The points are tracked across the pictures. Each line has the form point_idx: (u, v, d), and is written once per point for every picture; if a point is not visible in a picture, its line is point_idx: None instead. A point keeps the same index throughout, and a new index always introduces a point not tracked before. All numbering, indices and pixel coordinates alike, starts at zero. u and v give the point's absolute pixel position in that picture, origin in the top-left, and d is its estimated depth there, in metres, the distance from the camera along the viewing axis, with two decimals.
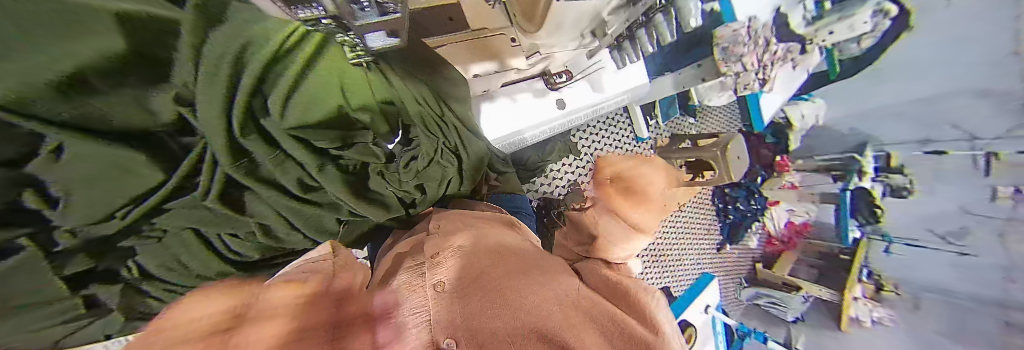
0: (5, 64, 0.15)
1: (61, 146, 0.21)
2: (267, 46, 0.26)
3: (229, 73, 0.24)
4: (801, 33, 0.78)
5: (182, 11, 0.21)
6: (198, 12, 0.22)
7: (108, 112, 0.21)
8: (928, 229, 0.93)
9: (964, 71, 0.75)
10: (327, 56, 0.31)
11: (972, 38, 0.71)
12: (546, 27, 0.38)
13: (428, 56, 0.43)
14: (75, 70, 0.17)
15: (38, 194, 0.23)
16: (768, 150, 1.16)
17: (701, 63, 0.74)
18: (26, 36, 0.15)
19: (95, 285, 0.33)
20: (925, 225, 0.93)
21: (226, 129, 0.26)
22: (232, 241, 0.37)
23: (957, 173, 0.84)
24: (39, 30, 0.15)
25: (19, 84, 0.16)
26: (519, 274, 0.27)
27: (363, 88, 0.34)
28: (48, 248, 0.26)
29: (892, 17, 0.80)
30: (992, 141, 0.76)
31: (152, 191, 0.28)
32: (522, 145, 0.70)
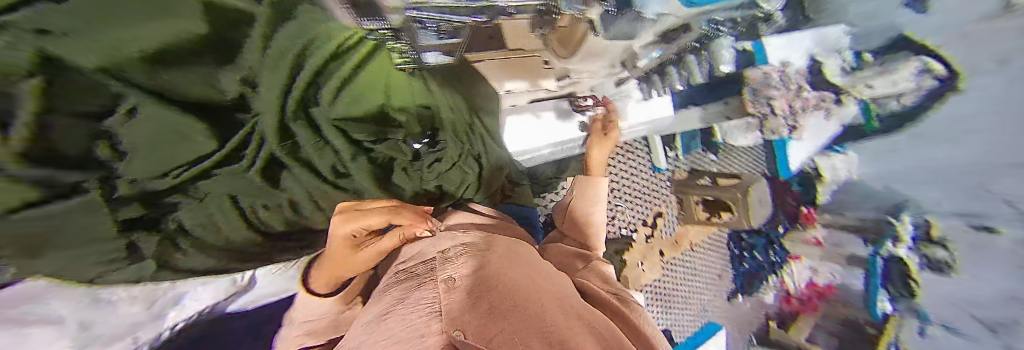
0: (96, 36, 0.19)
1: (135, 108, 0.24)
2: (329, 46, 0.37)
3: (291, 59, 0.33)
4: (834, 83, 0.63)
5: (259, 5, 0.30)
6: (270, 7, 0.31)
7: (182, 84, 0.26)
8: (971, 314, 0.66)
9: (959, 141, 0.55)
10: (371, 64, 0.42)
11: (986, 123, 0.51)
12: (579, 52, 0.48)
13: (466, 75, 0.53)
14: (153, 51, 0.23)
15: (109, 144, 0.24)
16: (791, 198, 0.91)
17: (726, 101, 0.74)
18: (114, 17, 0.20)
19: (140, 233, 0.33)
20: (967, 309, 0.66)
21: (280, 107, 0.34)
22: (262, 211, 0.41)
23: (996, 256, 0.59)
24: (125, 10, 0.20)
25: (108, 55, 0.20)
26: (529, 280, 0.26)
27: (404, 92, 0.46)
28: (109, 194, 0.27)
29: (937, 77, 0.52)
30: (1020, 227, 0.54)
31: (205, 156, 0.31)
32: (539, 159, 0.69)
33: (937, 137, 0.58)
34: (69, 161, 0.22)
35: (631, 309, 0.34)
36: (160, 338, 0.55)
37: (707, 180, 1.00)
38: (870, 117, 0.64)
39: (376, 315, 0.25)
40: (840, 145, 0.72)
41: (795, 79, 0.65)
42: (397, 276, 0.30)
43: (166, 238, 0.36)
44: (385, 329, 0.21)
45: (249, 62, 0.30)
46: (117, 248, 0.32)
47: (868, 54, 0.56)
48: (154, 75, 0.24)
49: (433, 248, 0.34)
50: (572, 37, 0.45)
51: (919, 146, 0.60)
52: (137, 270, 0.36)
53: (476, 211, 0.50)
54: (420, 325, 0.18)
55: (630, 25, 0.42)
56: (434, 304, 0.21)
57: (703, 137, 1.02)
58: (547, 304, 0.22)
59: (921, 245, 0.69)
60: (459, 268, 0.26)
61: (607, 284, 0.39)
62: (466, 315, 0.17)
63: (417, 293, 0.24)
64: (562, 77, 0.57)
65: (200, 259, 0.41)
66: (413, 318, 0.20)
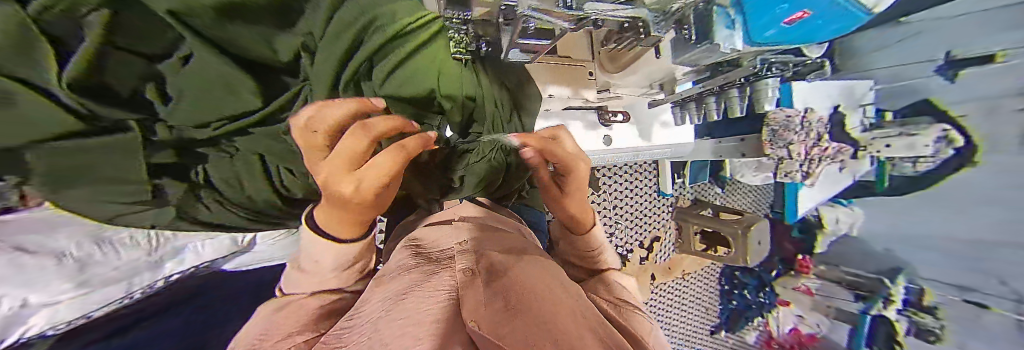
0: None
1: (189, 55, 0.26)
2: (394, 24, 0.31)
3: (358, 28, 0.29)
4: (855, 136, 0.76)
5: None
6: None
7: (237, 44, 0.26)
8: None
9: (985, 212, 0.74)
10: (436, 44, 0.35)
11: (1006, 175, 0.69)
12: (626, 70, 0.48)
13: (525, 73, 0.46)
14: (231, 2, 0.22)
15: (157, 87, 0.27)
16: (792, 246, 1.03)
17: (744, 137, 0.67)
18: None
19: (168, 179, 0.35)
20: None
21: (334, 75, 0.31)
22: (287, 176, 0.40)
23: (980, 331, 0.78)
24: None
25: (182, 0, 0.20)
26: (553, 281, 0.22)
27: (454, 79, 0.37)
28: (147, 136, 0.30)
29: (956, 146, 0.72)
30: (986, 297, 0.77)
31: (249, 113, 0.32)
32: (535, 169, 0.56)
33: (958, 201, 0.77)
34: (116, 99, 0.25)
35: (645, 323, 0.28)
36: (154, 285, 0.52)
37: (710, 211, 1.01)
38: (884, 176, 0.84)
39: (382, 290, 0.21)
40: (847, 199, 0.95)
41: (817, 126, 0.67)
42: (412, 258, 0.27)
43: (190, 190, 0.38)
44: (390, 301, 0.17)
45: (309, 27, 0.29)
46: (143, 192, 0.34)
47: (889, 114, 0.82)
48: (217, 29, 0.24)
49: (450, 238, 0.30)
50: (621, 57, 0.47)
51: (925, 206, 0.82)
52: (159, 216, 0.38)
53: (494, 209, 0.45)
54: (434, 305, 0.14)
55: (702, 55, 0.41)
56: (449, 290, 0.17)
57: (713, 168, 0.99)
58: (582, 306, 0.18)
59: (914, 310, 0.88)
60: (481, 261, 0.22)
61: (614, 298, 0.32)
62: (489, 299, 0.13)
63: (430, 279, 0.20)
64: (602, 90, 0.53)
65: (218, 216, 0.41)
66: (424, 300, 0.15)
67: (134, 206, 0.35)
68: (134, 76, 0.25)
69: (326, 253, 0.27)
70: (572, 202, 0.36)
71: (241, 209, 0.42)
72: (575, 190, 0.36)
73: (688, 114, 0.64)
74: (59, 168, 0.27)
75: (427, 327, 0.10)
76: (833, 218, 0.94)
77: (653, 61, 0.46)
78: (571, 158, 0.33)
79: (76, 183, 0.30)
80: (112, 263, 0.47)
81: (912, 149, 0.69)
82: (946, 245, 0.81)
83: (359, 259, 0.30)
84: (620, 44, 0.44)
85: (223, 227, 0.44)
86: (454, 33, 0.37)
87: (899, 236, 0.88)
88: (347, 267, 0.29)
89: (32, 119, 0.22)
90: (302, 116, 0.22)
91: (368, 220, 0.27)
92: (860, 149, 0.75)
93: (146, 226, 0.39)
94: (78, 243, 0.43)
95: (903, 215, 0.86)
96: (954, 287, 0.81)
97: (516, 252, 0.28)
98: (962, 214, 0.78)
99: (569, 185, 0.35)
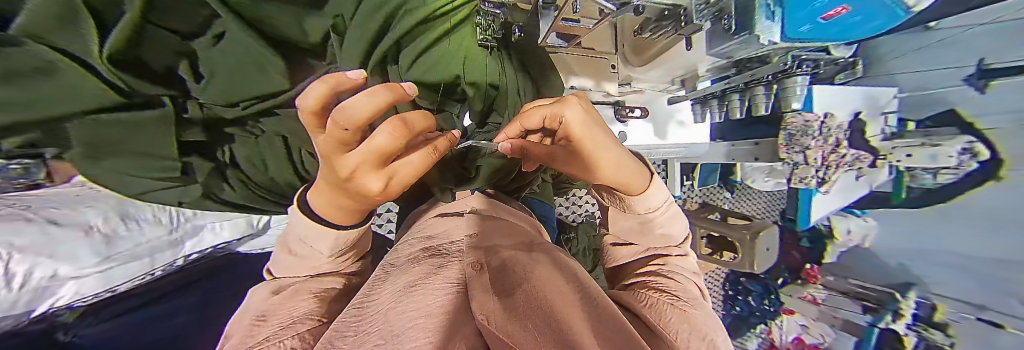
0: None
1: (219, 34, 0.28)
2: (423, 8, 0.32)
3: (386, 13, 0.31)
4: (876, 144, 0.70)
5: None
6: None
7: (263, 24, 0.28)
8: None
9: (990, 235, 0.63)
10: (462, 31, 0.36)
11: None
12: (652, 63, 0.48)
13: (548, 60, 0.43)
14: None
15: (189, 65, 0.29)
16: (799, 254, 0.99)
17: (759, 141, 0.66)
18: None
19: (194, 157, 0.37)
20: None
21: (364, 57, 0.31)
22: (308, 160, 0.40)
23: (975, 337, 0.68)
24: None
25: None
26: (560, 270, 0.21)
27: (480, 67, 0.37)
28: (180, 110, 0.33)
29: (981, 160, 0.62)
30: (985, 310, 0.67)
31: (275, 94, 0.34)
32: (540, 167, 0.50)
33: (966, 216, 0.67)
34: (154, 75, 0.27)
35: (693, 324, 0.23)
36: (175, 263, 0.57)
37: (716, 215, 0.97)
38: (901, 188, 0.76)
39: (391, 281, 0.20)
40: (862, 209, 0.86)
41: (836, 132, 0.65)
42: (421, 251, 0.26)
43: (215, 169, 0.39)
44: (396, 294, 0.17)
45: (338, 10, 0.31)
46: (173, 167, 0.36)
47: (912, 124, 0.71)
48: (252, 6, 0.26)
49: (458, 229, 0.30)
50: (647, 49, 0.47)
51: (938, 224, 0.72)
52: (187, 193, 0.40)
53: (504, 201, 0.45)
54: (439, 301, 0.13)
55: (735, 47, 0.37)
56: (457, 283, 0.16)
57: (723, 171, 0.97)
58: (596, 295, 0.17)
59: (921, 325, 0.77)
60: (490, 254, 0.21)
61: (645, 290, 0.29)
62: (496, 297, 0.12)
63: (439, 272, 0.20)
64: (624, 84, 0.53)
65: (238, 196, 0.42)
66: (434, 293, 0.15)
67: (165, 182, 0.37)
68: (171, 51, 0.27)
69: (324, 237, 0.26)
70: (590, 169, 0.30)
71: (261, 190, 0.43)
72: (582, 157, 0.28)
73: (709, 111, 0.64)
74: (96, 138, 0.30)
75: (431, 326, 0.09)
76: (844, 230, 0.87)
77: (684, 54, 0.44)
78: (547, 114, 0.25)
79: (112, 153, 0.32)
80: (137, 239, 0.51)
81: (933, 159, 0.65)
82: (958, 261, 0.70)
83: (353, 245, 0.30)
84: (657, 33, 0.41)
85: (246, 208, 0.46)
86: (483, 20, 0.36)
87: (911, 252, 0.78)
88: (340, 253, 0.29)
89: (75, 87, 0.26)
90: (309, 97, 0.13)
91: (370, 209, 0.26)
92: (880, 158, 0.70)
93: (174, 202, 0.41)
94: (104, 218, 0.49)
95: (914, 239, 0.77)
96: (971, 305, 0.68)
97: (526, 244, 0.27)
98: (982, 238, 0.65)
99: (572, 154, 0.28)
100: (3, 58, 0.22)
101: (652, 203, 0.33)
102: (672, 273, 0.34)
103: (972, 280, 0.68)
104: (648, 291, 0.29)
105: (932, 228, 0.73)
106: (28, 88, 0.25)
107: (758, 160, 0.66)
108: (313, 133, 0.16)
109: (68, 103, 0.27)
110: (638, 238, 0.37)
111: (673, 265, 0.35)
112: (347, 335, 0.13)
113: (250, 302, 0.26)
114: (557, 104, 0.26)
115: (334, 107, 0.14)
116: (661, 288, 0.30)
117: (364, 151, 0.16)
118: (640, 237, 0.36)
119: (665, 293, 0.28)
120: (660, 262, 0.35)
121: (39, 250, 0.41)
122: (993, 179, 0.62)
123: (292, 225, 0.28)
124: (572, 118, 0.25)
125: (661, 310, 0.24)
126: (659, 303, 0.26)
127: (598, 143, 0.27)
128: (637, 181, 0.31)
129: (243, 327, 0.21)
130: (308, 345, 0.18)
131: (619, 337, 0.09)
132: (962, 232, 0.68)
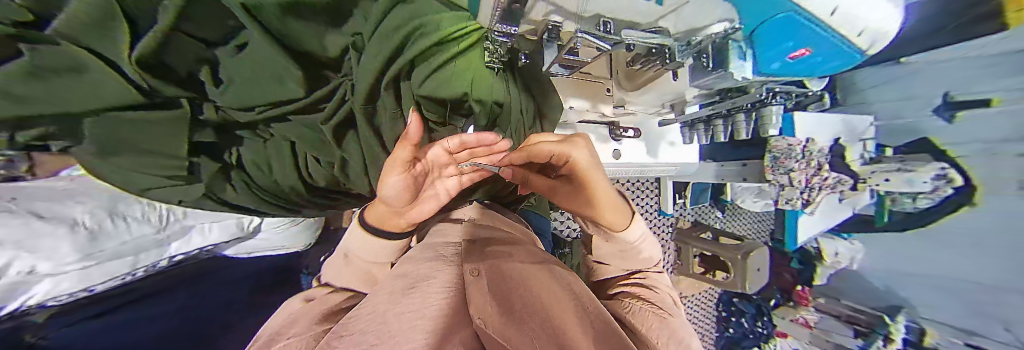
0: None
1: (243, 45, 0.31)
2: (436, 31, 0.34)
3: (404, 34, 0.33)
4: (855, 169, 0.70)
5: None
6: None
7: (286, 38, 0.30)
8: None
9: (978, 260, 0.68)
10: (471, 53, 0.37)
11: (1012, 231, 0.62)
12: (642, 88, 0.51)
13: (549, 82, 0.44)
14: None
15: (210, 72, 0.31)
16: (789, 275, 0.97)
17: (746, 162, 0.70)
18: None
19: (204, 156, 0.40)
20: None
21: (378, 70, 0.34)
22: (314, 163, 0.45)
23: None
24: None
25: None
26: (554, 277, 0.22)
27: (487, 85, 0.38)
28: (195, 112, 0.36)
29: (956, 185, 0.65)
30: (978, 337, 0.70)
31: (290, 102, 0.37)
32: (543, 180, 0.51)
33: (951, 241, 0.71)
34: (176, 77, 0.30)
35: (670, 329, 0.24)
36: (156, 265, 0.59)
37: (709, 235, 0.97)
38: (884, 214, 0.76)
39: (389, 281, 0.21)
40: (849, 233, 0.88)
41: (817, 156, 0.66)
42: (421, 251, 0.27)
43: (222, 170, 0.42)
44: (394, 295, 0.17)
45: (358, 29, 0.33)
46: (181, 166, 0.38)
47: (890, 148, 0.74)
48: (281, 24, 0.28)
49: (457, 234, 0.32)
50: (639, 76, 0.49)
51: (920, 252, 0.76)
52: (188, 192, 0.41)
53: (500, 213, 0.46)
54: (439, 304, 0.14)
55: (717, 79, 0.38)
56: (453, 288, 0.17)
57: (713, 191, 0.98)
58: (589, 302, 0.18)
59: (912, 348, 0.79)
60: (486, 260, 0.22)
61: (629, 299, 0.30)
62: (494, 302, 0.13)
63: (436, 274, 0.20)
64: (619, 106, 0.55)
65: (240, 197, 0.44)
66: (432, 295, 0.16)
67: (168, 180, 0.38)
68: (193, 58, 0.29)
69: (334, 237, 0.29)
70: (585, 202, 0.31)
71: (264, 191, 0.46)
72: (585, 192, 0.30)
73: (697, 134, 0.67)
74: (107, 138, 0.32)
75: (428, 329, 0.10)
76: (833, 252, 0.88)
77: (670, 84, 0.46)
78: (559, 151, 0.27)
79: (110, 149, 0.33)
80: (122, 238, 0.50)
81: (911, 184, 0.65)
82: (945, 284, 0.74)
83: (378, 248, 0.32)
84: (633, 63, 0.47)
85: (242, 209, 0.47)
86: (491, 46, 0.36)
87: (897, 276, 0.82)
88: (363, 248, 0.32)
89: (96, 85, 0.28)
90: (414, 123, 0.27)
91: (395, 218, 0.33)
92: (861, 181, 0.69)
93: (171, 202, 0.42)
94: (91, 213, 0.47)
95: (900, 265, 0.81)
96: (955, 329, 0.74)
97: (522, 251, 0.28)
98: (966, 263, 0.70)
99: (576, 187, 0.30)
100: (44, 57, 0.24)
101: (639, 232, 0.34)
102: (654, 286, 0.35)
103: (966, 308, 0.71)
104: (630, 300, 0.30)
105: (923, 254, 0.76)
106: (52, 88, 0.26)
107: (747, 180, 0.69)
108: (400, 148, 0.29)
109: (81, 103, 0.28)
110: (616, 260, 0.37)
111: (653, 279, 0.37)
112: (343, 335, 0.14)
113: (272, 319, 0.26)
114: (568, 143, 0.28)
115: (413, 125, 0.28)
116: (644, 299, 0.31)
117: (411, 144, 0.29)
118: (619, 260, 0.37)
119: (648, 303, 0.29)
120: (642, 276, 0.37)
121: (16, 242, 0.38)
122: (968, 204, 0.67)
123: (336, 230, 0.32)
124: (580, 159, 0.27)
125: (640, 316, 0.25)
126: (641, 309, 0.28)
127: (597, 185, 0.29)
128: (620, 217, 0.33)
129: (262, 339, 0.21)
130: (314, 341, 0.18)
131: (611, 341, 0.10)
132: (956, 260, 0.72)
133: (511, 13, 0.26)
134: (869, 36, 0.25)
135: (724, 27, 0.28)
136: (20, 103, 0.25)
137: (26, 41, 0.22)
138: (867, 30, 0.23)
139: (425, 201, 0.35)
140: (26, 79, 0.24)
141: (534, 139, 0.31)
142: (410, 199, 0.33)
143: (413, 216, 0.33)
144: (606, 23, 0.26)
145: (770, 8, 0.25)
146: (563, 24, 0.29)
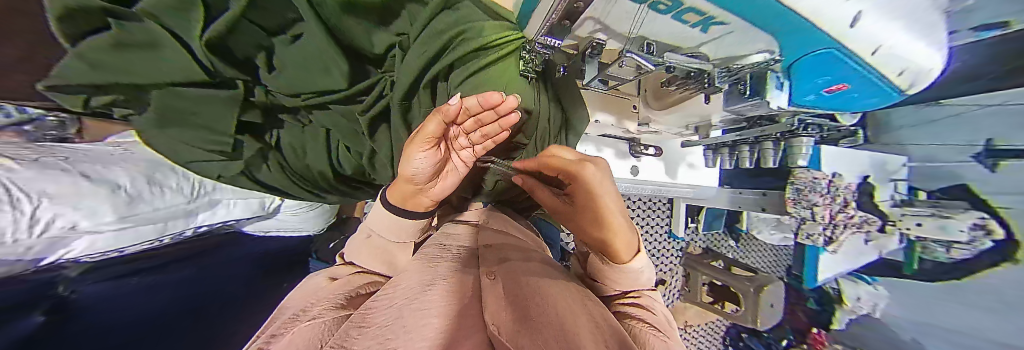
0: None
1: (297, 36, 0.37)
2: (477, 39, 0.36)
3: (446, 38, 0.37)
4: (884, 209, 0.64)
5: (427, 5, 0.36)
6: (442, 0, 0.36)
7: (341, 33, 0.36)
8: None
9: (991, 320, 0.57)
10: (508, 60, 0.39)
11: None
12: (670, 108, 0.48)
13: (580, 95, 0.45)
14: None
15: (265, 57, 0.37)
16: (804, 315, 0.91)
17: (767, 192, 0.66)
18: None
19: (247, 135, 0.46)
20: None
21: (420, 71, 0.37)
22: (344, 152, 0.48)
23: None
24: None
25: None
26: (568, 289, 0.21)
27: (522, 94, 0.40)
28: (249, 95, 0.42)
29: (995, 239, 0.54)
30: None
31: (334, 92, 0.41)
32: None
33: (980, 298, 0.58)
34: (233, 59, 0.36)
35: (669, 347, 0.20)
36: (181, 235, 0.63)
37: (720, 263, 0.93)
38: (913, 259, 0.66)
39: (408, 277, 0.21)
40: (873, 276, 0.75)
41: (844, 192, 0.59)
42: (436, 251, 0.28)
43: (261, 149, 0.48)
44: (413, 290, 0.17)
45: (403, 31, 0.39)
46: (226, 143, 0.45)
47: (922, 193, 0.64)
48: (336, 19, 0.34)
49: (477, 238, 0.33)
50: (666, 96, 0.47)
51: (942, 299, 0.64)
52: (229, 167, 0.47)
53: (513, 218, 0.47)
54: (454, 304, 0.14)
55: (751, 107, 0.37)
56: (472, 292, 0.17)
57: (727, 218, 0.93)
58: (609, 319, 0.17)
59: None
60: (503, 266, 0.22)
61: (625, 316, 0.26)
62: (509, 308, 0.12)
63: (452, 277, 0.20)
64: (643, 124, 0.54)
65: (272, 177, 0.49)
66: (447, 296, 0.16)
67: (214, 155, 0.46)
68: (253, 44, 0.35)
69: (380, 221, 0.35)
70: (589, 233, 0.30)
71: (293, 173, 0.50)
72: (583, 215, 0.30)
73: (721, 157, 0.67)
74: (170, 107, 0.40)
75: (440, 329, 0.10)
76: (854, 297, 0.79)
77: (700, 106, 0.44)
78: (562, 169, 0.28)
79: (168, 120, 0.41)
80: (156, 205, 0.53)
81: (944, 232, 0.57)
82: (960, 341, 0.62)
83: (406, 236, 0.35)
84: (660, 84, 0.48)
85: (274, 189, 0.52)
86: (527, 55, 0.38)
87: (916, 325, 0.70)
88: (401, 238, 0.35)
89: (161, 59, 0.36)
90: (452, 106, 0.28)
91: (423, 196, 0.36)
92: (889, 224, 0.63)
93: (212, 175, 0.48)
94: (132, 179, 0.50)
95: (922, 313, 0.68)
96: None
97: (543, 263, 0.28)
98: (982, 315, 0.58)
99: (576, 208, 0.31)
100: (124, 33, 0.33)
101: (638, 263, 0.30)
102: (647, 304, 0.30)
103: None
104: (625, 315, 0.26)
105: (946, 306, 0.63)
106: (129, 58, 0.35)
107: (765, 210, 0.66)
108: (428, 122, 0.30)
109: (153, 76, 0.37)
110: (604, 278, 0.32)
111: (648, 298, 0.32)
112: (362, 326, 0.13)
113: (295, 294, 0.28)
114: (579, 163, 0.27)
115: (446, 107, 0.28)
116: (637, 314, 0.27)
117: (442, 118, 0.29)
118: (606, 279, 0.32)
119: (645, 322, 0.25)
120: (636, 295, 0.32)
121: (65, 200, 0.41)
122: (1009, 260, 0.53)
123: (375, 214, 0.36)
124: (581, 183, 0.27)
125: (644, 331, 0.23)
126: (642, 331, 0.22)
127: (603, 213, 0.27)
128: (625, 245, 0.29)
129: (287, 317, 0.22)
130: (335, 327, 0.18)
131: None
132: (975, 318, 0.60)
133: (560, 29, 0.27)
134: (908, 76, 0.24)
135: (764, 58, 0.27)
136: (106, 68, 0.35)
137: (114, 15, 0.32)
138: (908, 70, 0.23)
139: (446, 176, 0.37)
140: (111, 47, 0.34)
141: (553, 152, 0.32)
142: (432, 176, 0.35)
143: (434, 192, 0.36)
144: (650, 45, 0.27)
145: (807, 46, 0.23)
146: (606, 42, 0.30)
